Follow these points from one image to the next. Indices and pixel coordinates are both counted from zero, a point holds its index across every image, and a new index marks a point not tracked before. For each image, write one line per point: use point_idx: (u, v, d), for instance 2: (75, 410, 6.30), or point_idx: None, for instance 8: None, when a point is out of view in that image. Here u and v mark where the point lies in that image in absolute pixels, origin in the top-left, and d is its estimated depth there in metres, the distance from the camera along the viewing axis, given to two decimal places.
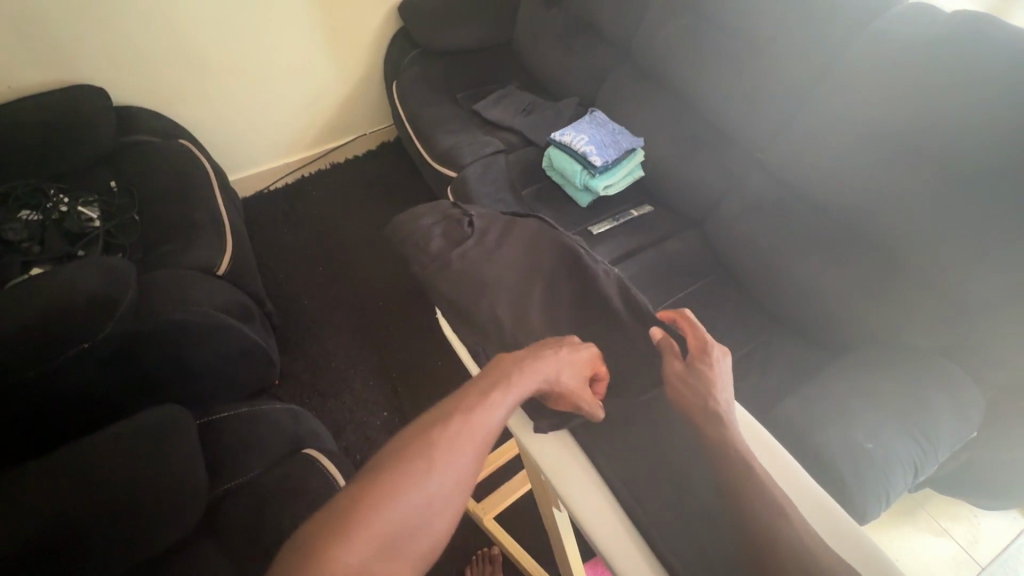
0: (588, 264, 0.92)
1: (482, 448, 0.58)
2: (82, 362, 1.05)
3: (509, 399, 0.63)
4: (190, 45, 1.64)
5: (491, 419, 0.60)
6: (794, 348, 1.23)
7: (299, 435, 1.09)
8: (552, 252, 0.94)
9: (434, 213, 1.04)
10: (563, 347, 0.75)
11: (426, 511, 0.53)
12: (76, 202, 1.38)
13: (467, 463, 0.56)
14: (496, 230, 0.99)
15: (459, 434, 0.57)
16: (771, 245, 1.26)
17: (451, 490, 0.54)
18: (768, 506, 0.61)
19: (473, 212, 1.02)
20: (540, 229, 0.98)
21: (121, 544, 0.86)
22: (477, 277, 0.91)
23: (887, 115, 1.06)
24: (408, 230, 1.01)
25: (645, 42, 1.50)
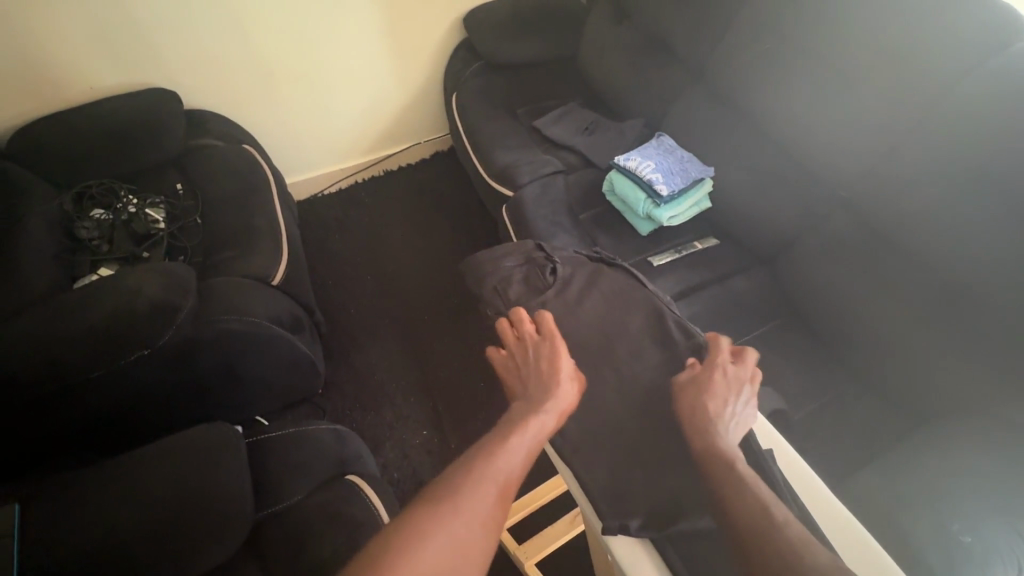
0: (674, 333, 0.86)
1: (499, 491, 0.66)
2: (143, 367, 1.08)
3: (518, 440, 0.71)
4: (258, 52, 1.67)
5: (505, 465, 0.69)
6: (874, 411, 1.13)
7: (345, 458, 1.06)
8: (637, 313, 0.91)
9: (516, 254, 1.08)
10: (550, 365, 0.80)
11: (454, 554, 0.60)
12: (143, 204, 1.42)
13: (489, 508, 0.64)
14: (577, 279, 1.00)
15: (475, 483, 0.66)
16: (852, 293, 1.16)
17: (480, 526, 0.63)
18: None
19: (556, 258, 1.04)
20: (625, 286, 0.96)
21: (165, 559, 0.84)
22: (556, 327, 0.91)
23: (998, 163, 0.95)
24: (490, 270, 1.05)
25: (721, 67, 1.42)
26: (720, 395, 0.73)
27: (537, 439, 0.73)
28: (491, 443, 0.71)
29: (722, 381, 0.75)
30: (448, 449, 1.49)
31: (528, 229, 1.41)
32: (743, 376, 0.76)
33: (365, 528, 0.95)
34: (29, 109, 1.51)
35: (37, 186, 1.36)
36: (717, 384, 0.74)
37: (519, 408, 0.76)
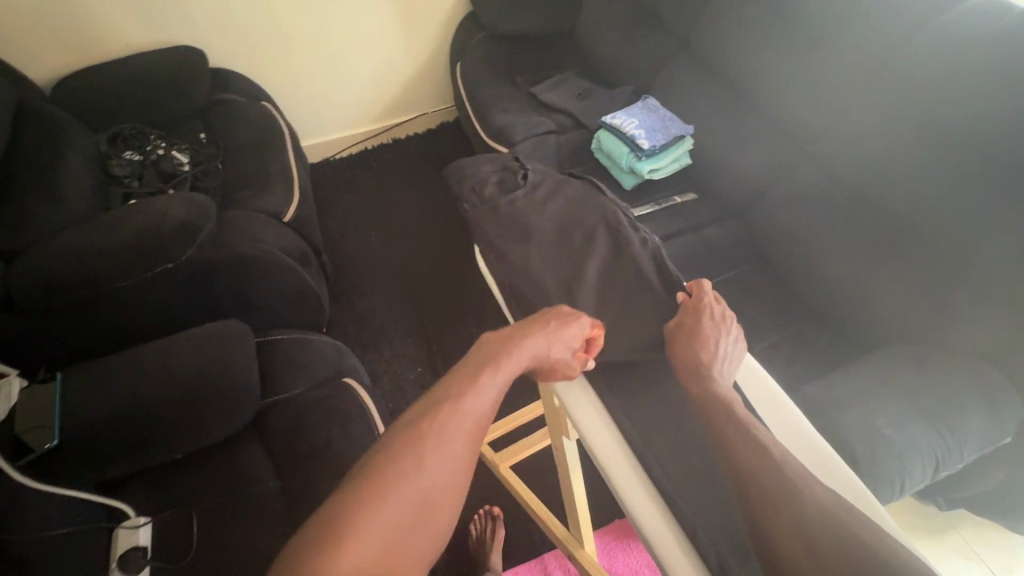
0: (625, 230, 1.00)
1: (471, 434, 0.66)
2: (168, 280, 1.21)
3: (494, 385, 0.71)
4: (279, 17, 1.80)
5: (478, 406, 0.68)
6: (827, 344, 1.22)
7: (340, 367, 1.17)
8: (594, 213, 1.03)
9: (495, 163, 1.18)
10: (548, 323, 0.81)
11: (425, 500, 0.60)
12: (171, 147, 1.56)
13: (459, 451, 0.64)
14: (544, 183, 1.10)
15: (445, 426, 0.65)
16: (812, 237, 1.25)
17: (453, 469, 0.63)
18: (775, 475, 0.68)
19: (528, 166, 1.14)
20: (586, 193, 1.08)
21: (184, 429, 0.98)
22: (522, 220, 1.03)
23: (944, 110, 1.04)
24: (470, 172, 1.16)
25: (705, 34, 1.52)
26: (705, 337, 0.85)
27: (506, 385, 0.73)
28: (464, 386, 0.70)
29: (710, 325, 0.86)
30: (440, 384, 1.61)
31: None
32: (724, 319, 0.87)
33: (357, 420, 1.07)
34: (66, 60, 1.65)
35: (77, 127, 1.52)
36: (708, 332, 0.85)
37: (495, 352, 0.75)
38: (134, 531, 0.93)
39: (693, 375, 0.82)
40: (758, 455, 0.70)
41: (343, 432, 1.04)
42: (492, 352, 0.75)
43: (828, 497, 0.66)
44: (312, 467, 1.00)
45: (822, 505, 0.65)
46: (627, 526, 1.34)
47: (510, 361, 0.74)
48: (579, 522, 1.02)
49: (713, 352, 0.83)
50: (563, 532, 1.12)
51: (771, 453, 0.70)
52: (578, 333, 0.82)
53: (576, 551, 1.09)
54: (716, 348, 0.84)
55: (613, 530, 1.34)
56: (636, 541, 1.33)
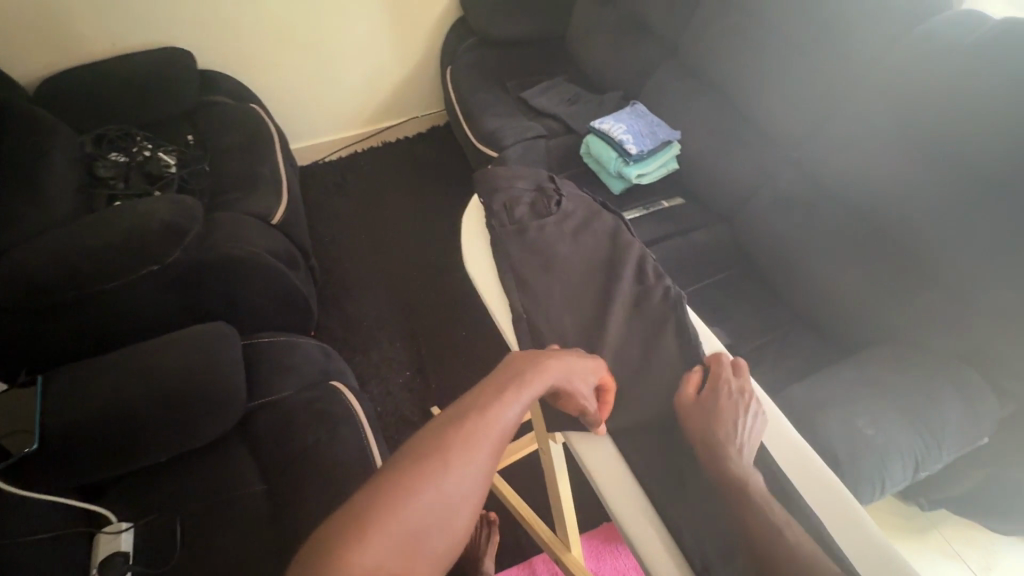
0: (649, 275, 0.98)
1: (497, 446, 0.62)
2: (152, 282, 1.20)
3: (522, 400, 0.67)
4: (268, 19, 1.80)
5: (505, 419, 0.65)
6: (812, 346, 1.24)
7: (329, 370, 1.17)
8: (623, 256, 1.00)
9: (531, 178, 1.14)
10: (568, 353, 0.78)
11: (445, 508, 0.56)
12: (157, 149, 1.55)
13: (484, 462, 0.60)
14: (575, 214, 1.08)
15: (472, 434, 0.61)
16: (796, 241, 1.27)
17: (475, 477, 0.59)
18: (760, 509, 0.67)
19: (564, 193, 1.11)
20: (616, 232, 1.05)
21: (167, 432, 0.97)
22: (548, 252, 1.01)
23: (922, 117, 1.06)
24: (505, 185, 1.12)
25: (692, 41, 1.54)
26: (727, 410, 0.76)
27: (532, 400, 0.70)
28: (489, 395, 0.67)
29: (727, 400, 0.77)
30: (429, 388, 1.61)
31: None
32: (748, 390, 0.79)
33: (343, 422, 1.06)
34: (51, 60, 1.63)
35: (62, 127, 1.50)
36: (725, 405, 0.76)
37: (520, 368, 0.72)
38: (117, 536, 0.92)
39: (709, 444, 0.74)
40: (757, 505, 0.67)
41: (328, 436, 1.04)
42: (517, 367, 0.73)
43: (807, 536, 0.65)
44: (298, 470, 1.00)
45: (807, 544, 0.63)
46: (615, 529, 1.34)
47: (537, 375, 0.71)
48: (566, 527, 1.00)
49: (735, 428, 0.74)
50: (551, 536, 1.11)
51: (771, 506, 0.67)
52: (588, 372, 0.79)
53: (562, 554, 1.07)
54: (740, 423, 0.75)
55: (602, 533, 1.35)
56: (624, 544, 1.33)
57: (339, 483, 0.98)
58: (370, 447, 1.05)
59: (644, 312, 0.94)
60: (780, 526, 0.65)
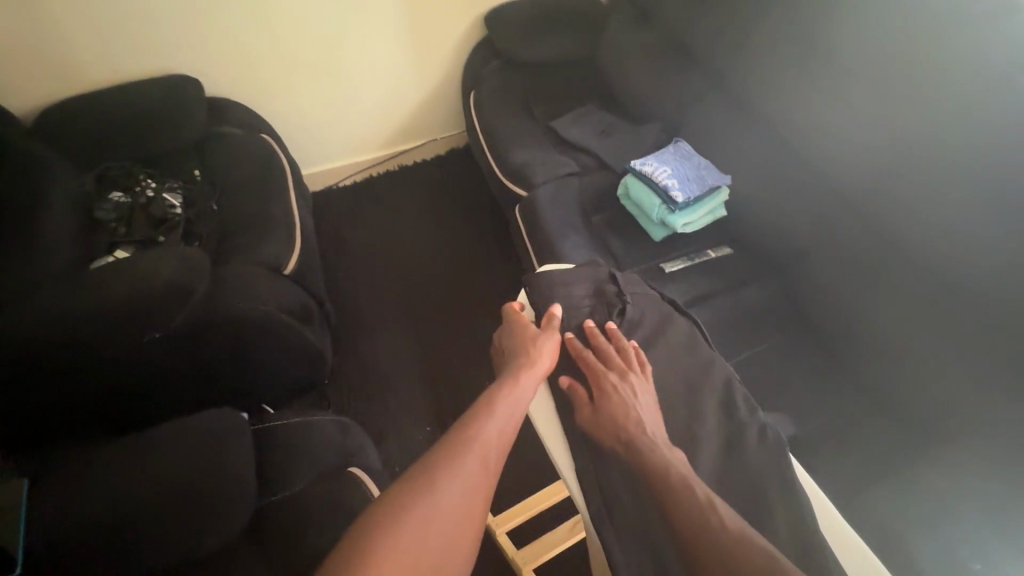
0: (739, 406, 0.87)
1: (482, 456, 0.73)
2: (155, 346, 1.09)
3: (497, 413, 0.79)
4: (279, 43, 1.67)
5: (486, 433, 0.76)
6: (883, 429, 1.11)
7: (347, 450, 1.08)
8: (705, 377, 0.91)
9: (587, 280, 1.01)
10: (527, 345, 0.89)
11: (444, 516, 0.67)
12: (162, 188, 1.44)
13: (473, 474, 0.71)
14: (642, 325, 0.97)
15: (459, 454, 0.73)
16: (866, 310, 1.14)
17: (470, 490, 0.70)
18: (698, 515, 0.67)
19: (629, 298, 0.99)
20: (692, 347, 0.95)
21: (169, 541, 0.87)
22: None
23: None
24: (561, 290, 0.99)
25: (741, 74, 1.40)
26: (620, 403, 0.82)
27: (519, 411, 0.81)
28: (479, 414, 0.79)
29: (606, 385, 0.84)
30: None
31: (542, 231, 1.42)
32: (621, 365, 0.86)
33: None
34: (50, 90, 1.53)
35: (60, 165, 1.40)
36: (610, 389, 0.83)
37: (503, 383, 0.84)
38: None
39: (625, 441, 0.78)
40: (685, 501, 0.69)
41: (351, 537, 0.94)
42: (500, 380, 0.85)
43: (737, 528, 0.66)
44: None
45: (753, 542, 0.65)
46: None
47: (519, 386, 0.83)
48: None
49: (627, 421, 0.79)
50: None
51: (693, 489, 0.70)
52: (547, 353, 0.88)
53: None
54: (636, 403, 0.82)
55: None
56: None
57: None
58: None
59: (736, 459, 0.83)
60: (705, 514, 0.67)
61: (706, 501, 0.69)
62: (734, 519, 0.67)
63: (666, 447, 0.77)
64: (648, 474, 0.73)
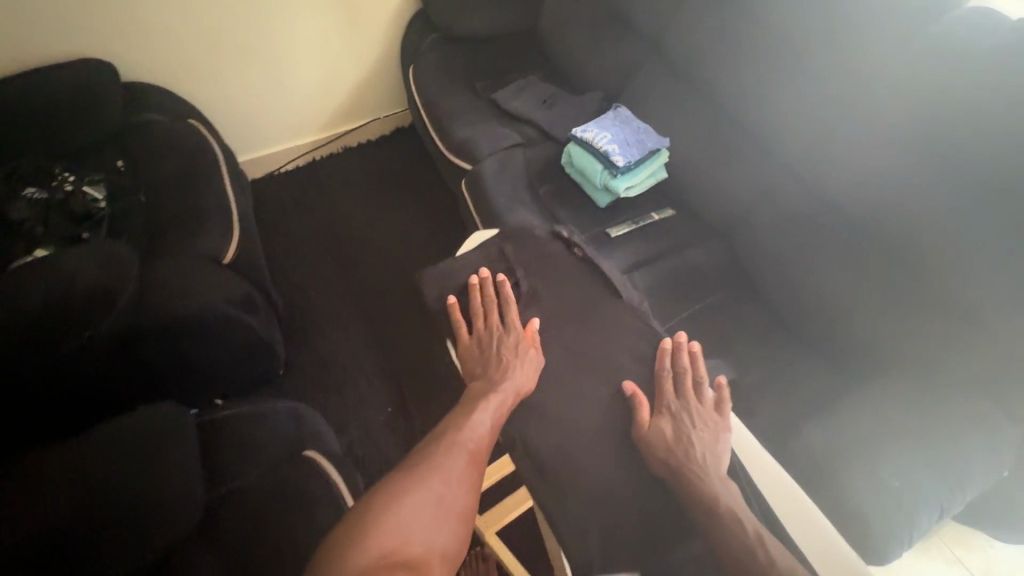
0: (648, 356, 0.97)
1: (464, 453, 0.82)
2: (81, 357, 1.01)
3: (481, 417, 0.86)
4: (201, 22, 1.58)
5: (470, 434, 0.84)
6: (820, 370, 1.17)
7: (300, 437, 1.05)
8: (611, 330, 1.00)
9: (479, 263, 1.09)
10: (508, 353, 0.94)
11: (430, 505, 0.74)
12: (81, 181, 1.36)
13: (455, 467, 0.80)
14: (542, 296, 1.05)
15: (446, 451, 0.82)
16: (797, 260, 1.19)
17: (451, 483, 0.78)
18: (740, 547, 0.72)
19: (520, 271, 1.07)
20: (595, 296, 1.05)
21: (111, 547, 0.83)
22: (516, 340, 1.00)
23: (945, 129, 0.97)
24: (452, 274, 1.07)
25: (675, 37, 1.42)
26: (676, 428, 0.85)
27: (500, 407, 0.88)
28: (459, 416, 0.87)
29: (670, 414, 0.87)
30: (414, 425, 1.50)
31: (489, 203, 1.42)
32: (689, 396, 0.89)
33: (321, 506, 0.95)
34: None
35: None
36: (677, 415, 0.87)
37: (484, 385, 0.91)
38: None
39: (677, 469, 0.81)
40: (729, 527, 0.74)
41: (308, 526, 0.93)
42: (479, 386, 0.91)
43: (779, 556, 0.71)
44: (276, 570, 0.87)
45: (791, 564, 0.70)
46: None
47: (490, 397, 0.88)
48: None
49: (690, 448, 0.82)
50: None
51: (742, 521, 0.74)
52: (517, 351, 0.94)
53: None
54: (705, 436, 0.85)
55: None
56: None
57: None
58: None
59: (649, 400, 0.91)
60: (753, 551, 0.71)
61: (755, 538, 0.72)
62: (779, 552, 0.72)
63: (726, 486, 0.79)
64: (695, 505, 0.78)
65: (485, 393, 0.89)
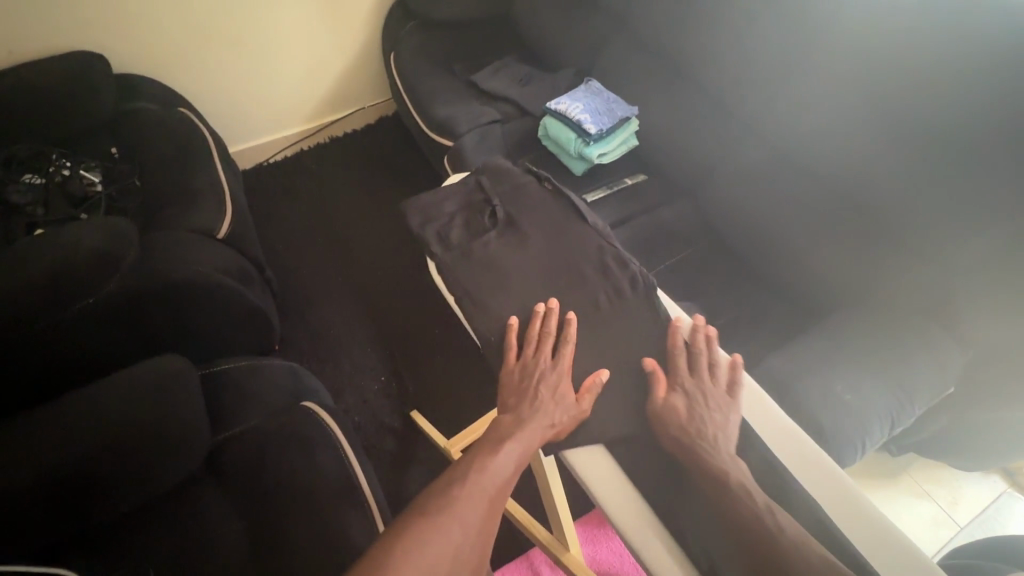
0: (623, 282, 0.93)
1: (486, 500, 0.71)
2: (87, 317, 1.08)
3: (508, 456, 0.75)
4: (188, 15, 1.64)
5: (495, 475, 0.73)
6: (783, 313, 1.25)
7: (297, 390, 1.13)
8: (586, 256, 0.96)
9: (456, 197, 1.06)
10: (547, 385, 0.82)
11: (443, 561, 0.64)
12: (77, 166, 1.42)
13: (475, 515, 0.69)
14: (520, 222, 1.00)
15: (466, 493, 0.70)
16: (759, 213, 1.28)
17: (468, 533, 0.67)
18: (754, 524, 0.67)
19: (496, 200, 1.04)
20: (567, 220, 1.01)
21: (126, 481, 0.92)
22: (498, 266, 0.95)
23: (888, 76, 1.03)
24: (429, 211, 1.04)
25: (640, 11, 1.50)
26: (690, 407, 0.78)
27: (530, 448, 0.77)
28: (486, 450, 0.76)
29: (680, 395, 0.80)
30: (408, 391, 1.56)
31: None
32: (703, 375, 0.81)
33: (320, 447, 1.03)
34: None
35: None
36: (688, 395, 0.80)
37: (513, 423, 0.79)
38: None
39: (687, 451, 0.75)
40: (739, 501, 0.69)
41: (308, 465, 1.01)
42: (510, 419, 0.79)
43: (792, 531, 0.66)
44: (281, 501, 0.97)
45: (801, 536, 0.65)
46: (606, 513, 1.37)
47: (522, 435, 0.77)
48: (563, 525, 1.00)
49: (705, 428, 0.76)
50: (547, 536, 1.08)
51: (753, 498, 0.69)
52: (558, 380, 0.82)
53: (562, 554, 1.05)
54: (717, 415, 0.77)
55: (595, 518, 1.37)
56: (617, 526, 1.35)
57: (324, 508, 0.96)
58: (353, 470, 1.01)
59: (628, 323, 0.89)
60: (763, 521, 0.67)
61: (766, 510, 0.68)
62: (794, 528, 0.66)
63: (740, 467, 0.73)
64: (705, 483, 0.72)
65: (518, 427, 0.78)
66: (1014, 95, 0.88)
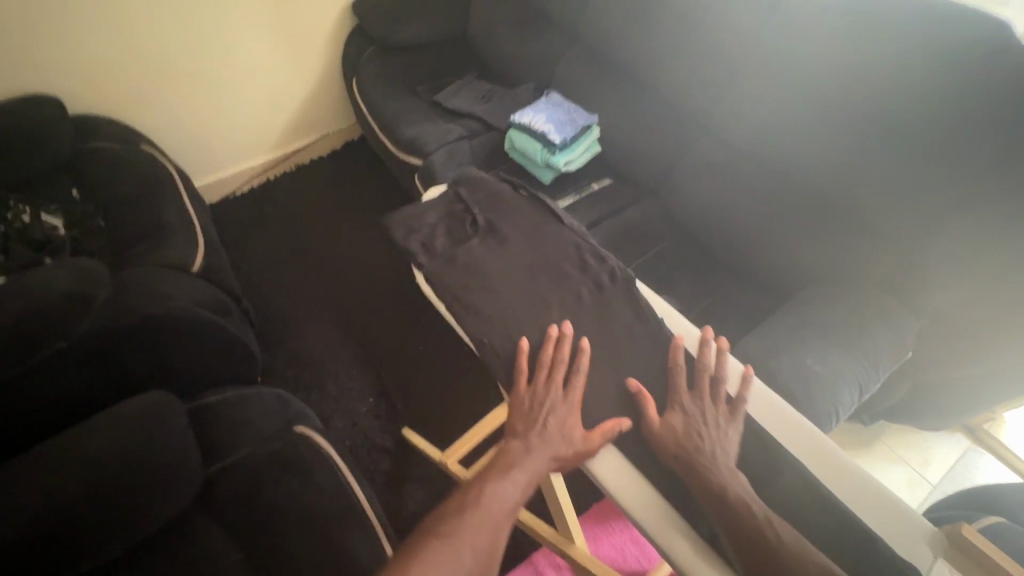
0: (603, 277, 0.97)
1: (492, 528, 0.71)
2: (60, 360, 1.06)
3: (514, 484, 0.75)
4: (143, 53, 1.63)
5: (500, 503, 0.73)
6: (752, 298, 1.32)
7: (288, 417, 1.11)
8: (566, 255, 1.01)
9: (436, 209, 1.10)
10: (553, 413, 0.81)
11: None
12: (38, 211, 1.39)
13: (481, 543, 0.69)
14: (499, 227, 1.04)
15: (471, 520, 0.70)
16: (721, 205, 1.35)
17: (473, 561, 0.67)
18: (753, 530, 0.68)
19: (474, 208, 1.08)
20: (544, 222, 1.06)
21: (116, 522, 0.90)
22: (481, 269, 0.98)
23: (823, 71, 1.12)
24: (412, 222, 1.08)
25: (591, 26, 1.58)
26: (689, 423, 0.79)
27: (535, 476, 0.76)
28: (491, 477, 0.76)
29: (679, 413, 0.80)
30: (397, 409, 1.56)
31: None
32: (706, 390, 0.82)
33: (318, 469, 1.02)
34: None
35: None
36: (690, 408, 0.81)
37: (519, 452, 0.78)
38: None
39: (686, 461, 0.75)
40: (736, 508, 0.70)
41: (305, 486, 1.00)
42: (516, 446, 0.79)
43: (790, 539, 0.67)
44: (280, 527, 0.95)
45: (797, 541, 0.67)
46: (604, 509, 1.40)
47: (527, 463, 0.76)
48: (568, 521, 1.02)
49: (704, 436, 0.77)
50: (552, 532, 1.09)
51: (752, 511, 0.69)
52: (565, 408, 0.82)
53: (568, 547, 1.07)
54: (721, 434, 0.78)
55: (594, 516, 1.39)
56: (616, 521, 1.38)
57: (326, 529, 0.95)
58: (352, 490, 1.01)
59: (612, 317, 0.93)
60: (763, 530, 0.68)
61: (763, 519, 0.69)
62: (792, 537, 0.68)
63: (739, 479, 0.74)
64: (702, 490, 0.73)
65: (524, 454, 0.77)
66: (932, 81, 0.98)
